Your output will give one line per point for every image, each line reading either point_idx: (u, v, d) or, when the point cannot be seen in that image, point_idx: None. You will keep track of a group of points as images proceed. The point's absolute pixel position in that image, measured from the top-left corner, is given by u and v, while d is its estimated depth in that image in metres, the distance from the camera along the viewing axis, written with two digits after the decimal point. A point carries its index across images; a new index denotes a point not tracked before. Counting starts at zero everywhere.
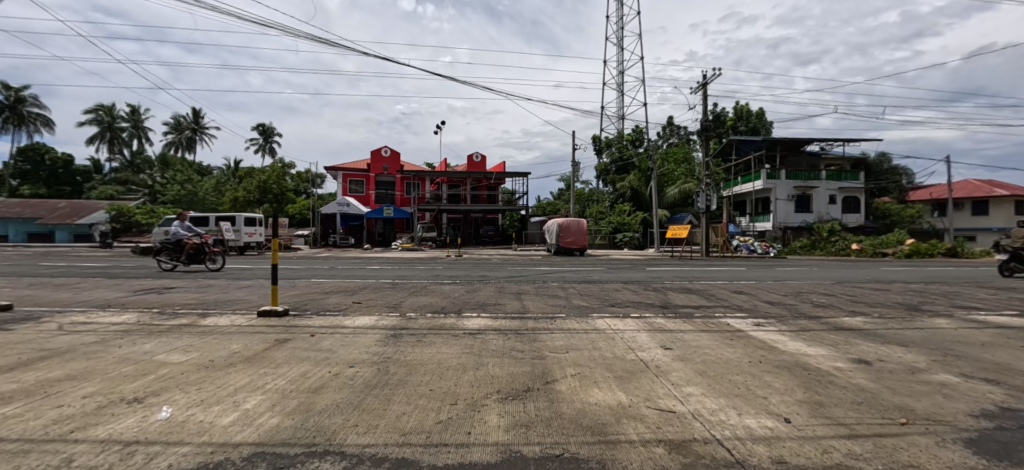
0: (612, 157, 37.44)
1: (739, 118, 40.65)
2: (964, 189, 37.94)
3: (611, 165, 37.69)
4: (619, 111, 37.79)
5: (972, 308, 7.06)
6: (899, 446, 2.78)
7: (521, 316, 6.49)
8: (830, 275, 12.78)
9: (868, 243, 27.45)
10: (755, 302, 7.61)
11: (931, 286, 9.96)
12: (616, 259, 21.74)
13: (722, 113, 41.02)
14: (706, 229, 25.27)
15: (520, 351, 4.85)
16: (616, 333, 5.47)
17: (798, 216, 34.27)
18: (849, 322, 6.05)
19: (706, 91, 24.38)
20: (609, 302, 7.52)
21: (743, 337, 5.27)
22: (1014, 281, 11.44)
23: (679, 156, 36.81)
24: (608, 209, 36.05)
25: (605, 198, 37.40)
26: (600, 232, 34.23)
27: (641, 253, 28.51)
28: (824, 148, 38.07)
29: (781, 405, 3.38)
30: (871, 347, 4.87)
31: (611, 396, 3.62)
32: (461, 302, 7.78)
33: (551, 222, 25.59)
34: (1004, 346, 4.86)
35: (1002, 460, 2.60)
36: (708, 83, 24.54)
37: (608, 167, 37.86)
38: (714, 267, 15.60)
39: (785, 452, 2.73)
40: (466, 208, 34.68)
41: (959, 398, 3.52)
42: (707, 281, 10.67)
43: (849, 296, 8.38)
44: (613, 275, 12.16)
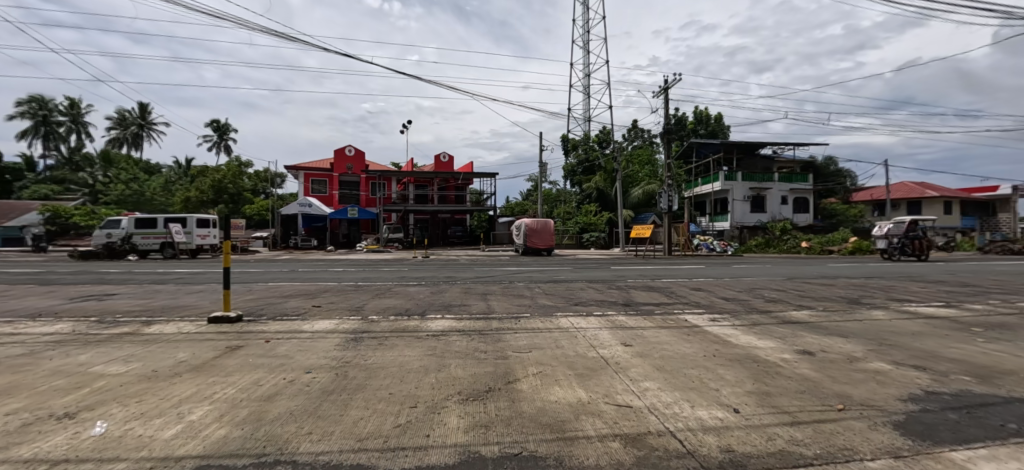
0: (578, 158, 38.20)
1: (700, 122, 42.15)
2: (901, 190, 40.86)
3: (577, 166, 38.50)
4: (586, 114, 38.48)
5: (905, 300, 7.67)
6: (835, 431, 2.96)
7: (486, 317, 6.48)
8: (784, 271, 13.45)
9: (816, 241, 29.30)
10: (711, 298, 7.93)
11: (871, 281, 10.70)
12: (582, 259, 22.00)
13: (684, 117, 42.39)
14: (668, 228, 26.04)
15: (484, 352, 4.83)
16: (579, 331, 5.54)
17: (753, 216, 36.06)
18: (797, 315, 6.43)
19: (668, 95, 25.12)
20: (574, 300, 7.61)
21: (700, 332, 5.46)
22: (941, 275, 12.39)
23: (643, 158, 37.87)
24: (574, 210, 36.66)
25: (572, 199, 38.05)
26: (568, 232, 34.47)
27: (606, 252, 29.00)
28: (777, 152, 40.10)
29: (732, 396, 3.54)
30: (815, 338, 5.17)
31: (571, 393, 3.67)
32: (426, 304, 7.67)
33: (520, 222, 25.60)
34: (931, 335, 5.28)
35: (924, 439, 2.83)
36: (669, 86, 25.28)
37: (575, 168, 38.71)
38: (676, 266, 16.08)
39: (733, 441, 2.86)
40: (433, 208, 33.88)
41: (890, 384, 3.79)
42: (669, 278, 11.03)
43: (798, 290, 8.90)
44: (579, 274, 12.36)
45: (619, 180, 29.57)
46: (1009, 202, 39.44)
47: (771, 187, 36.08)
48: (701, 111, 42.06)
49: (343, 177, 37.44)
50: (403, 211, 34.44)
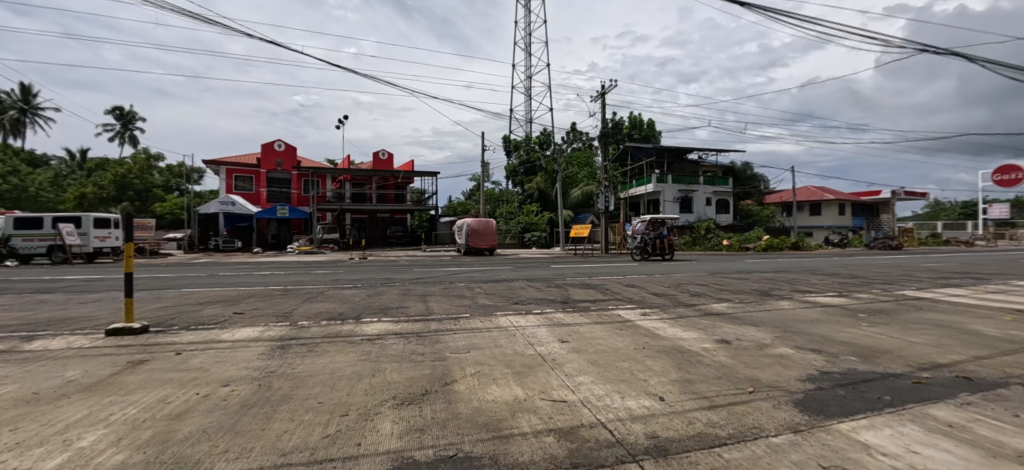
0: (520, 159, 38.91)
1: (634, 127, 44.55)
2: (805, 194, 46.06)
3: (519, 167, 39.26)
4: (528, 115, 39.15)
5: (806, 291, 8.65)
6: (745, 412, 3.26)
7: (425, 318, 6.34)
8: (707, 267, 14.60)
9: (735, 239, 32.23)
10: (643, 293, 8.41)
11: (780, 274, 11.94)
12: (523, 258, 22.36)
13: (620, 121, 44.58)
14: (605, 228, 27.33)
15: (421, 355, 4.73)
16: (517, 330, 5.61)
17: (682, 216, 38.80)
18: (717, 307, 7.01)
19: (604, 100, 26.24)
20: (513, 299, 7.71)
21: (631, 327, 5.78)
22: (836, 268, 14.11)
23: (582, 160, 39.32)
24: (517, 210, 37.16)
25: (514, 199, 38.61)
26: (510, 232, 34.82)
27: (546, 252, 29.72)
28: (702, 157, 43.47)
29: (658, 385, 3.77)
30: (732, 328, 5.65)
31: (508, 391, 3.71)
32: (362, 307, 7.36)
33: (462, 222, 25.43)
34: (826, 321, 6.01)
35: (818, 414, 3.20)
36: (606, 91, 26.41)
37: (517, 168, 39.47)
38: (611, 264, 16.87)
39: (658, 427, 3.05)
40: (372, 208, 32.64)
41: (793, 366, 4.25)
42: (605, 276, 11.53)
43: (718, 284, 9.73)
44: (519, 273, 12.55)
45: (559, 181, 30.30)
46: (887, 205, 45.91)
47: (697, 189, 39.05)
48: (636, 116, 44.45)
49: (272, 173, 34.87)
50: (339, 211, 32.84)
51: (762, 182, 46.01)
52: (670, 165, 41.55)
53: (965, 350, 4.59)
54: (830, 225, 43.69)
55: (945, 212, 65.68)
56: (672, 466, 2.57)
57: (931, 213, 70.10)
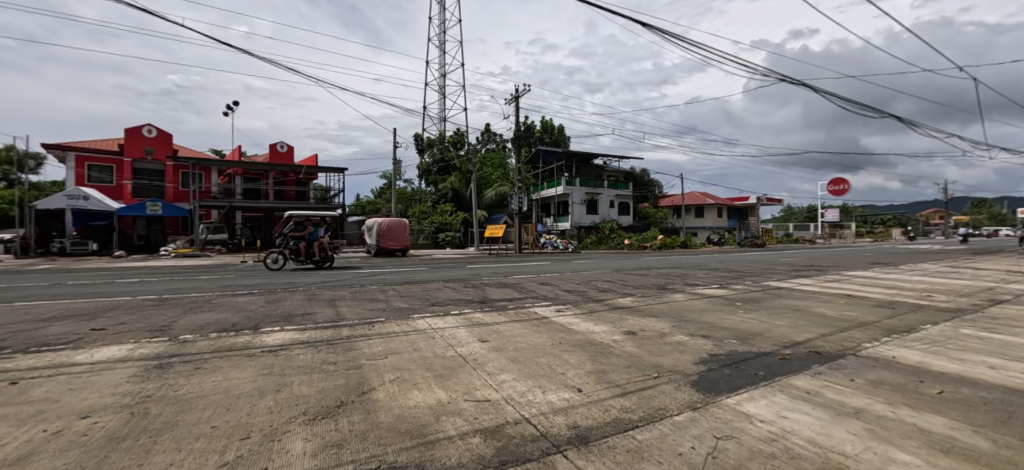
0: (433, 158, 38.33)
1: (545, 131, 46.47)
2: (691, 198, 52.43)
3: (433, 166, 38.57)
4: (442, 114, 38.60)
5: (694, 284, 9.81)
6: (652, 395, 3.59)
7: (335, 325, 5.86)
8: (612, 265, 15.81)
9: (635, 239, 35.40)
10: (556, 291, 8.82)
11: (673, 270, 13.39)
12: (438, 258, 21.97)
13: (532, 125, 46.15)
14: (518, 228, 27.94)
15: (334, 364, 4.37)
16: (436, 332, 5.47)
17: (588, 217, 41.49)
18: (622, 301, 7.63)
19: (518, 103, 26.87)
20: (430, 301, 7.50)
21: (548, 323, 6.01)
22: (717, 264, 16.26)
23: (495, 161, 39.94)
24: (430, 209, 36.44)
25: (427, 198, 37.98)
26: (423, 232, 33.79)
27: (461, 252, 29.56)
28: (606, 163, 46.99)
29: (576, 378, 3.96)
30: (636, 320, 6.20)
31: (430, 395, 3.59)
32: (259, 315, 6.55)
33: (372, 221, 24.12)
34: (711, 310, 6.89)
35: (710, 392, 3.65)
36: (520, 95, 27.07)
37: (430, 167, 38.76)
38: (526, 263, 17.41)
39: (578, 417, 3.21)
40: (267, 205, 29.33)
41: (688, 351, 4.79)
42: (520, 275, 11.83)
43: (622, 280, 10.61)
44: (435, 274, 12.25)
45: (474, 181, 30.21)
46: (753, 209, 54.22)
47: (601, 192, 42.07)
48: (547, 121, 46.39)
49: (138, 163, 29.35)
50: (226, 208, 28.94)
51: (657, 187, 51.22)
52: (577, 170, 44.17)
53: (814, 329, 5.63)
54: (710, 226, 50.35)
55: (794, 216, 79.56)
56: (594, 452, 2.74)
57: (784, 216, 84.46)
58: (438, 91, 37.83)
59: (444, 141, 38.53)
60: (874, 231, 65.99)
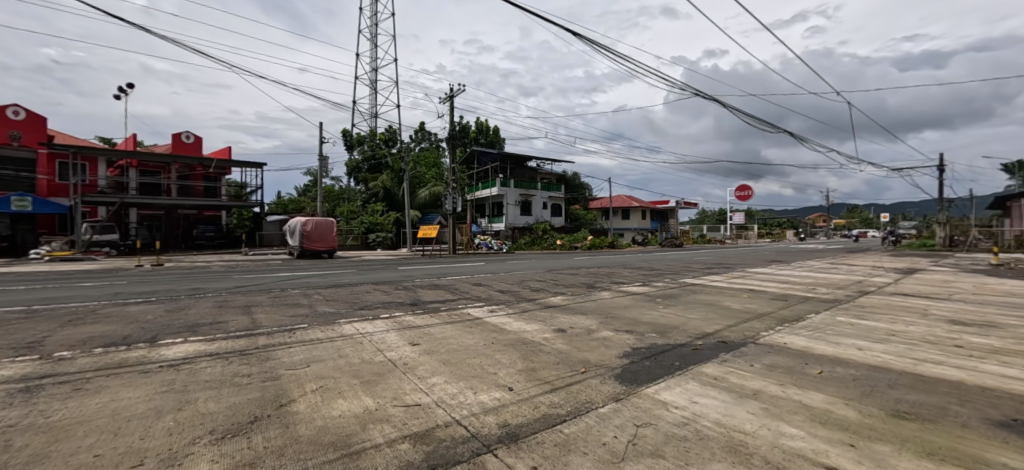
0: (364, 155, 36.85)
1: (480, 132, 46.64)
2: (618, 201, 55.61)
3: (362, 163, 37.25)
4: (373, 109, 37.09)
5: (620, 282, 10.41)
6: (579, 390, 3.75)
7: (249, 334, 5.36)
8: (544, 265, 16.26)
9: (566, 240, 36.75)
10: (490, 291, 8.87)
11: (600, 269, 14.09)
12: (368, 260, 21.08)
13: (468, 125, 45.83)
14: (452, 229, 27.59)
15: (247, 376, 4.00)
16: (364, 337, 5.24)
17: (523, 219, 42.28)
18: (554, 300, 7.88)
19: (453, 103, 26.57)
20: (358, 305, 7.16)
21: (480, 323, 6.01)
22: (640, 262, 17.36)
23: (429, 161, 39.29)
24: (359, 209, 34.76)
25: (357, 197, 36.83)
26: (352, 232, 32.01)
27: (392, 253, 28.59)
28: (540, 165, 48.25)
29: (507, 377, 4.01)
30: (567, 318, 6.43)
31: (357, 403, 3.43)
32: (158, 326, 5.79)
33: (294, 221, 22.49)
34: (634, 306, 7.36)
35: (631, 383, 3.90)
36: (455, 95, 26.79)
37: (360, 165, 37.35)
38: (460, 264, 17.29)
39: (509, 416, 3.26)
40: (170, 202, 26.06)
41: (612, 346, 5.07)
42: (454, 276, 11.73)
43: (554, 280, 10.94)
44: (363, 276, 11.70)
45: (406, 180, 29.30)
46: (673, 212, 58.84)
47: (535, 194, 43.07)
48: (482, 122, 46.55)
49: None
50: (119, 205, 25.28)
51: (587, 190, 53.61)
52: (512, 171, 44.81)
53: (722, 320, 6.24)
54: (635, 227, 53.82)
55: (707, 218, 87.75)
56: (523, 449, 2.79)
57: (698, 217, 92.79)
58: (370, 85, 36.27)
59: (375, 138, 36.85)
60: (771, 232, 74.84)
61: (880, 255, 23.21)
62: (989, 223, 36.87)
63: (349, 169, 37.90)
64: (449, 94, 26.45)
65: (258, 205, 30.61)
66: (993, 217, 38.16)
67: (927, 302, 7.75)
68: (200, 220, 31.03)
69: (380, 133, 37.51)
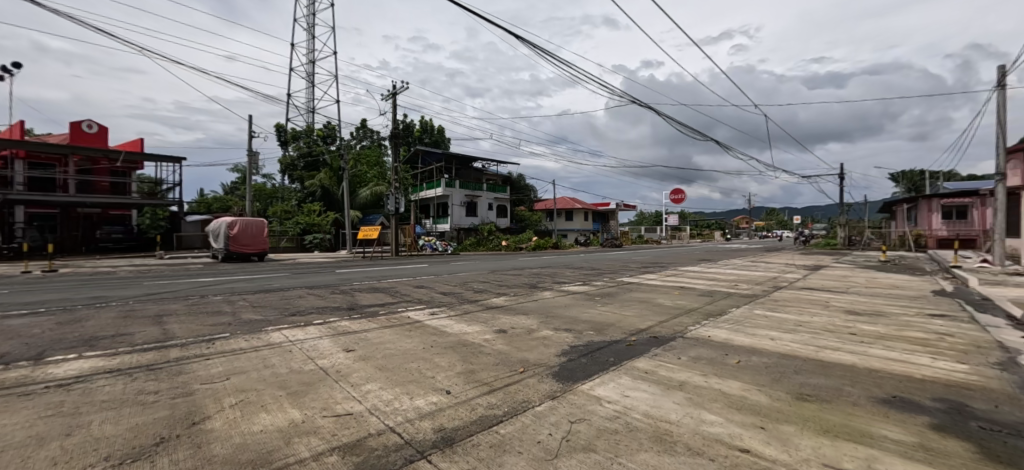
0: (299, 151, 34.83)
1: (425, 131, 45.96)
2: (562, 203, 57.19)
3: (298, 160, 35.11)
4: (309, 103, 35.23)
5: (561, 282, 10.69)
6: (516, 389, 3.79)
7: (160, 346, 4.84)
8: (487, 266, 16.32)
9: (511, 241, 37.17)
10: (432, 293, 8.72)
11: (542, 269, 14.41)
12: (302, 263, 19.96)
13: (412, 124, 45.54)
14: (395, 230, 26.85)
15: (155, 393, 3.60)
16: (294, 344, 4.94)
17: (468, 220, 42.17)
18: (496, 301, 7.91)
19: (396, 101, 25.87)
20: (289, 311, 6.73)
21: (420, 327, 5.89)
22: (580, 262, 17.97)
23: (371, 159, 38.08)
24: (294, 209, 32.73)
25: (292, 196, 34.70)
26: (286, 234, 30.12)
27: (331, 255, 27.26)
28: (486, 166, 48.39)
29: (445, 380, 3.96)
30: (508, 319, 6.47)
31: (282, 416, 3.22)
32: (44, 341, 5.05)
33: (218, 222, 20.77)
34: (574, 305, 7.57)
35: (567, 380, 4.00)
36: (398, 92, 26.12)
37: (295, 162, 35.19)
38: (401, 266, 16.88)
39: (445, 420, 3.21)
40: (67, 200, 22.95)
41: (552, 345, 5.18)
42: (395, 278, 11.41)
43: (496, 280, 11.00)
44: (295, 280, 11.01)
45: (346, 179, 28.04)
46: (614, 214, 61.50)
47: (481, 195, 43.14)
48: (427, 121, 45.88)
49: None
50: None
51: (532, 192, 54.62)
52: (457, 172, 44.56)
53: (654, 316, 6.60)
54: (577, 228, 55.67)
55: (644, 220, 92.79)
56: (458, 453, 2.76)
57: (637, 219, 97.86)
58: (307, 78, 34.38)
59: (312, 134, 35.40)
60: (701, 233, 80.66)
61: (791, 253, 25.74)
62: (878, 224, 42.29)
63: (282, 167, 35.60)
64: (391, 91, 25.73)
65: (176, 204, 27.83)
66: (881, 219, 43.84)
67: (828, 296, 8.71)
68: (105, 220, 27.82)
69: (317, 129, 36.06)
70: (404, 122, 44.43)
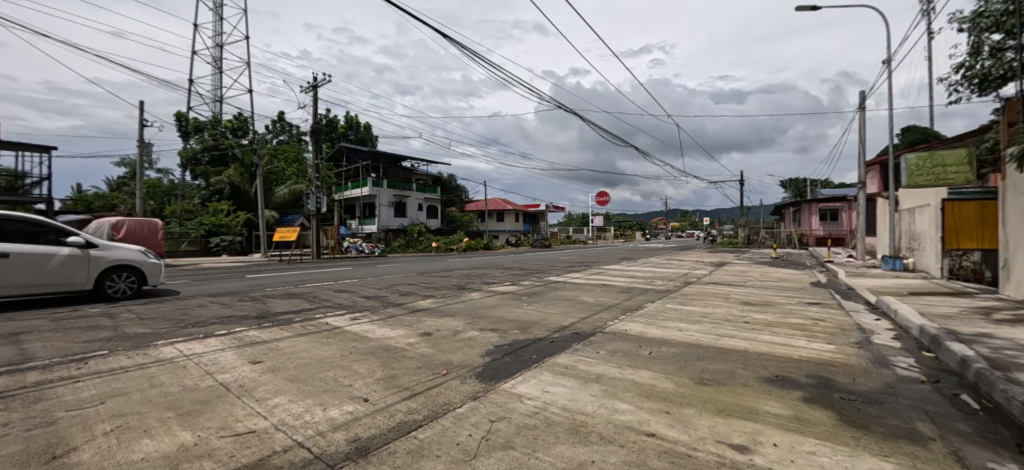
0: (204, 144, 31.39)
1: (351, 127, 43.88)
2: (494, 204, 57.72)
3: (202, 154, 31.58)
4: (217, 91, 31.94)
5: (489, 283, 10.78)
6: (437, 392, 3.76)
7: (12, 370, 4.07)
8: (415, 268, 15.95)
9: (442, 242, 36.70)
10: (355, 298, 8.34)
11: (470, 270, 14.43)
12: (206, 268, 18.01)
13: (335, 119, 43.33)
14: (316, 231, 25.23)
15: (1, 427, 3.03)
16: (190, 359, 4.45)
17: (397, 220, 40.94)
18: (422, 303, 7.77)
19: (317, 93, 24.31)
20: (187, 322, 6.04)
21: (340, 333, 5.60)
22: (507, 262, 18.27)
23: (289, 155, 35.72)
24: (197, 208, 29.51)
25: (195, 194, 31.21)
26: (187, 236, 27.05)
27: (241, 259, 24.94)
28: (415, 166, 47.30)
29: (363, 388, 3.81)
30: (434, 321, 6.39)
31: (169, 440, 2.88)
32: None
33: (99, 222, 18.04)
34: (500, 305, 7.67)
35: (489, 380, 4.05)
36: (320, 85, 24.56)
37: (198, 155, 31.59)
38: (320, 269, 15.92)
39: (360, 429, 3.10)
40: None
41: (477, 345, 5.20)
42: (314, 283, 10.74)
43: (424, 283, 10.81)
44: (195, 288, 9.91)
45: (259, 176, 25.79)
46: (544, 215, 63.41)
47: (410, 195, 42.11)
48: (352, 117, 43.83)
49: None
50: None
51: (464, 192, 54.49)
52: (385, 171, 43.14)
53: (577, 314, 6.91)
54: (508, 229, 56.60)
55: (572, 221, 96.66)
56: (372, 462, 2.67)
57: (566, 219, 101.60)
58: (214, 64, 31.13)
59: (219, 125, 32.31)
60: (623, 233, 85.92)
61: (700, 252, 28.33)
62: (771, 225, 48.00)
63: (183, 160, 31.81)
64: (311, 83, 24.14)
65: (44, 202, 23.89)
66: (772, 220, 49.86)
67: (728, 289, 9.72)
68: None
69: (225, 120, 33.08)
70: (326, 117, 42.04)
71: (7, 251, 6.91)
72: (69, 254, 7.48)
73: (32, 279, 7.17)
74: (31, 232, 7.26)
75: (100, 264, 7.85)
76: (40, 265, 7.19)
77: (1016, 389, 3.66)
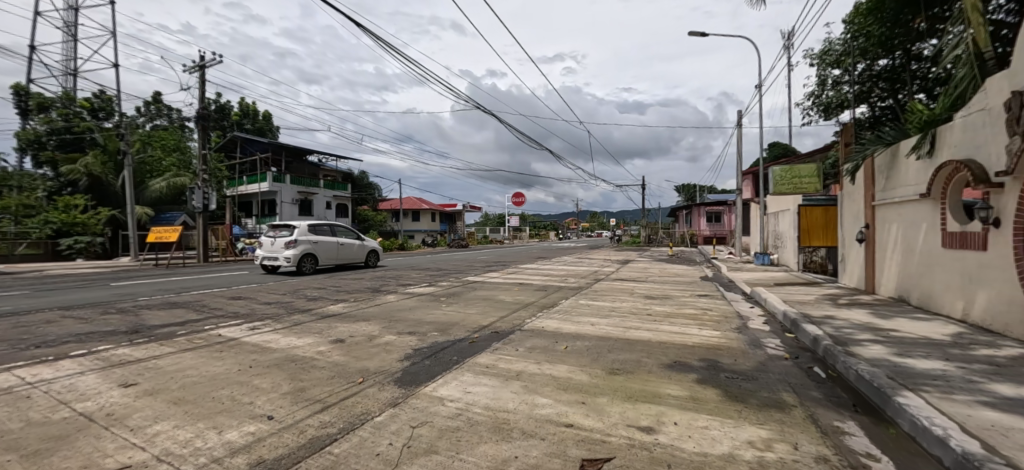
0: (49, 125, 25.85)
1: (246, 115, 39.37)
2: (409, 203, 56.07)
3: (47, 137, 26.00)
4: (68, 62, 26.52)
5: (405, 284, 10.46)
6: (353, 402, 3.54)
7: None
8: (322, 271, 14.85)
9: None
10: (253, 305, 7.52)
11: (383, 272, 13.85)
12: (49, 276, 14.78)
13: (227, 106, 38.48)
14: (202, 231, 22.18)
15: None
16: (34, 388, 3.63)
17: (301, 219, 37.73)
18: (332, 308, 7.27)
19: (204, 74, 21.40)
20: (27, 342, 4.91)
21: (236, 346, 5.00)
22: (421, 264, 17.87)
23: (168, 143, 31.02)
24: (42, 204, 24.12)
25: (39, 186, 25.58)
26: (27, 237, 22.02)
27: (101, 264, 21.00)
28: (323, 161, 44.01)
29: (267, 404, 3.46)
30: (347, 327, 6.03)
31: None
32: None
33: None
34: (418, 307, 7.50)
35: (409, 385, 3.93)
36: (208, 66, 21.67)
37: (42, 138, 25.98)
38: (207, 275, 14.01)
39: (264, 450, 2.80)
40: None
41: (395, 350, 5.02)
42: (201, 290, 9.44)
43: (335, 286, 10.13)
44: (36, 300, 8.09)
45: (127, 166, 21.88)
46: (460, 215, 63.26)
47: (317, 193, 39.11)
48: (248, 104, 39.39)
49: None
50: None
51: (377, 190, 52.07)
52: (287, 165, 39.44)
53: (495, 313, 7.02)
54: (424, 229, 55.41)
55: (489, 221, 97.55)
56: None
57: (484, 219, 102.25)
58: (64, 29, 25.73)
59: (73, 104, 26.85)
60: (538, 233, 89.05)
61: (608, 250, 30.46)
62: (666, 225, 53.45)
63: (21, 144, 25.92)
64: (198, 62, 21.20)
65: None
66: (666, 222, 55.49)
67: (633, 285, 10.63)
68: None
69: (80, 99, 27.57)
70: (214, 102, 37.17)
71: (343, 243, 15.07)
72: (359, 245, 15.76)
73: (347, 256, 15.35)
74: (347, 235, 15.56)
75: (367, 250, 16.19)
76: (350, 250, 15.40)
77: (851, 360, 4.54)
